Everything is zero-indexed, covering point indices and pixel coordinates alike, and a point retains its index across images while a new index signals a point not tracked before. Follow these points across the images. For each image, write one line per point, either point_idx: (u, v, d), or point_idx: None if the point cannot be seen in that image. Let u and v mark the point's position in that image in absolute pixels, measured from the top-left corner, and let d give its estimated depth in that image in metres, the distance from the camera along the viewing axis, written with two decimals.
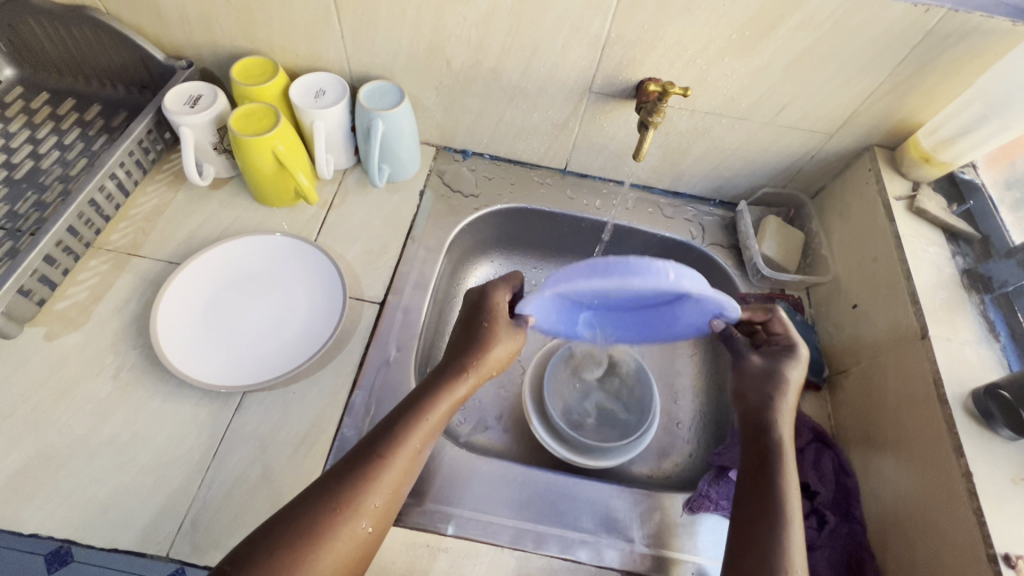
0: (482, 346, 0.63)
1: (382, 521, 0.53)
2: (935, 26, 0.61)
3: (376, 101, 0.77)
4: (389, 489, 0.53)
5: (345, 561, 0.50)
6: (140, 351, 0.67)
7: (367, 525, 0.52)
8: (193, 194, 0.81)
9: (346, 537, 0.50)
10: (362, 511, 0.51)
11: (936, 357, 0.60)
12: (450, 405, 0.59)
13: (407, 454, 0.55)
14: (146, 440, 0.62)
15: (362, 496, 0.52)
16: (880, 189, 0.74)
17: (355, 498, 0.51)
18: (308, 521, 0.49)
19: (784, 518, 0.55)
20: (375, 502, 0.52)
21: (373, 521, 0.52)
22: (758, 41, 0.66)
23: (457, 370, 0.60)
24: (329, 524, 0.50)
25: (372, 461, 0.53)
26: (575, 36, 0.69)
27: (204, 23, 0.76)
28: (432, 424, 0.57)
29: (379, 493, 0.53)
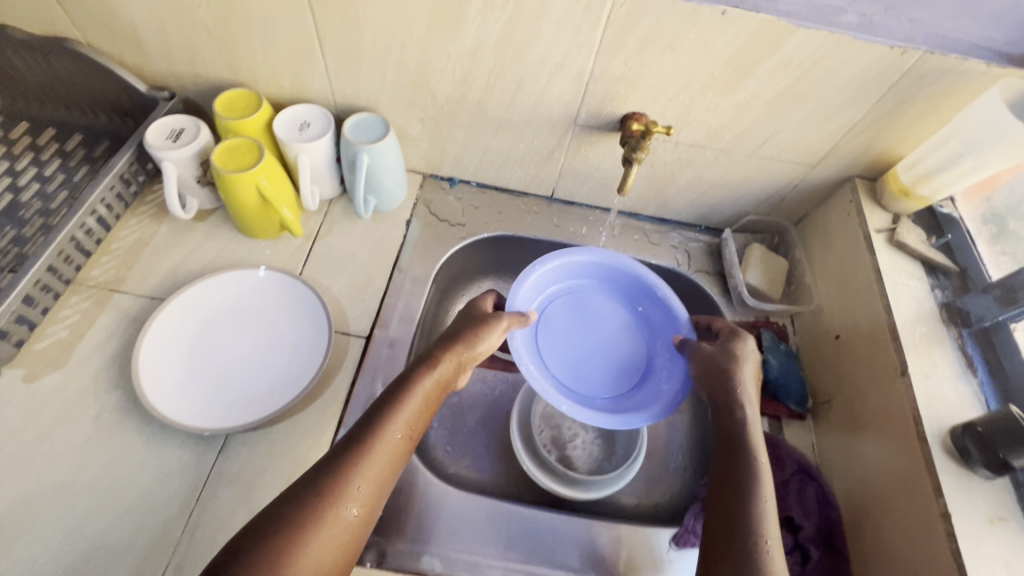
0: (464, 334, 0.66)
1: (369, 509, 0.53)
2: (912, 67, 0.62)
3: (360, 134, 0.77)
4: (375, 477, 0.54)
5: (334, 547, 0.50)
6: (121, 392, 0.66)
7: (353, 512, 0.52)
8: (176, 227, 0.81)
9: (332, 528, 0.50)
10: (346, 498, 0.51)
11: (915, 395, 0.61)
12: (428, 392, 0.60)
13: (389, 441, 0.56)
14: (128, 484, 0.61)
15: (344, 486, 0.52)
16: (861, 222, 0.75)
17: (337, 488, 0.51)
18: (293, 516, 0.49)
19: (755, 493, 0.57)
20: (361, 490, 0.52)
21: (361, 509, 0.52)
22: (739, 79, 0.66)
23: (430, 359, 0.63)
24: (315, 517, 0.50)
25: (353, 452, 0.54)
26: (559, 72, 0.69)
27: (187, 56, 0.76)
28: (413, 410, 0.59)
29: (362, 480, 0.53)
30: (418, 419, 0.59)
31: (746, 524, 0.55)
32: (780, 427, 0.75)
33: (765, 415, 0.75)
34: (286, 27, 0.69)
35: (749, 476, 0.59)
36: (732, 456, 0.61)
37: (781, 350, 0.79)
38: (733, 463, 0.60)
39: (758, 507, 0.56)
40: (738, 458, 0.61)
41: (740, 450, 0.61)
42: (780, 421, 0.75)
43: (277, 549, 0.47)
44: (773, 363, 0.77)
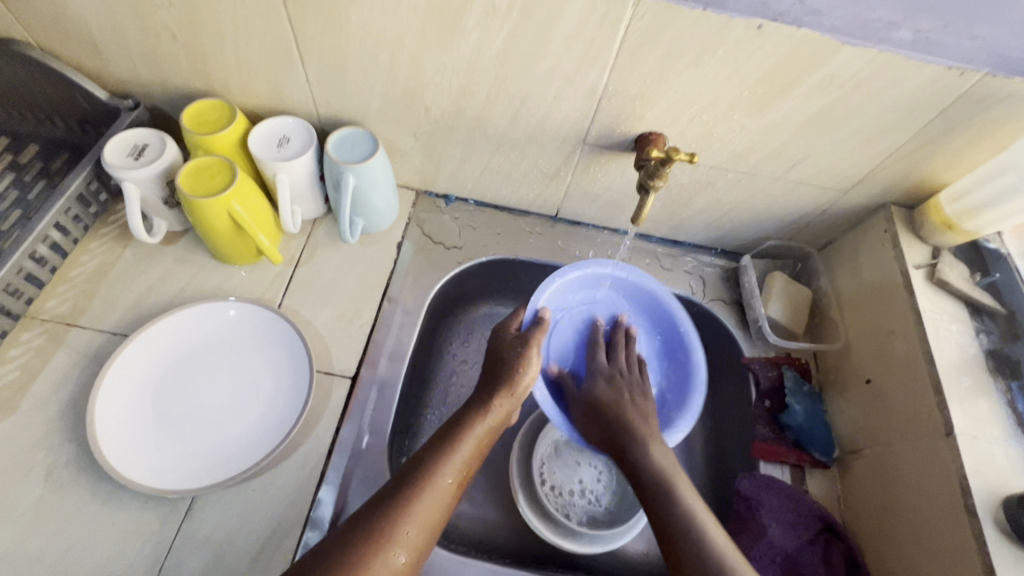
0: (508, 369, 0.65)
1: (417, 555, 0.52)
2: (970, 90, 0.55)
3: (346, 151, 0.69)
4: (426, 522, 0.53)
5: None
6: (76, 445, 0.59)
7: (402, 558, 0.50)
8: (142, 251, 0.73)
9: (379, 574, 0.48)
10: (394, 543, 0.50)
11: (963, 459, 0.55)
12: (479, 436, 0.61)
13: (441, 484, 0.55)
14: (82, 554, 0.55)
15: (394, 530, 0.51)
16: (897, 256, 0.68)
17: (387, 533, 0.50)
18: (339, 560, 0.48)
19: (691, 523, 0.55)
20: (410, 534, 0.51)
21: (409, 555, 0.51)
22: (772, 99, 0.59)
23: (483, 403, 0.63)
24: (363, 563, 0.48)
25: (402, 494, 0.53)
26: (569, 87, 0.62)
27: (150, 62, 0.67)
28: (465, 452, 0.58)
29: (414, 526, 0.52)
30: (469, 463, 0.59)
31: (684, 531, 0.55)
32: (803, 478, 0.68)
33: (787, 465, 0.69)
34: (258, 32, 0.61)
35: (661, 484, 0.59)
36: (628, 459, 0.64)
37: (804, 392, 0.74)
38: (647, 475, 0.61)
39: (683, 511, 0.56)
40: (650, 471, 0.61)
41: (631, 449, 0.64)
42: (804, 471, 0.69)
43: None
44: (797, 408, 0.72)
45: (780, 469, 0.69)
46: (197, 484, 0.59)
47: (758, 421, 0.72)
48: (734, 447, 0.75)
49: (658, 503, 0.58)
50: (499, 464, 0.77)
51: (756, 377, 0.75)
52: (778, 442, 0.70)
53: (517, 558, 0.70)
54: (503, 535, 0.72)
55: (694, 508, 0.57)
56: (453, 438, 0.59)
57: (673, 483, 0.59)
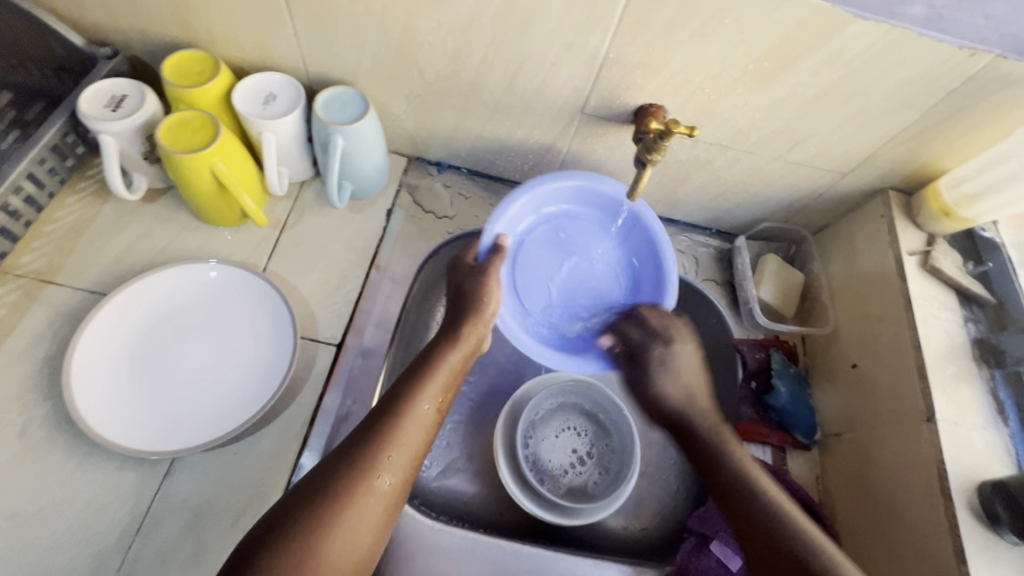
0: (474, 302, 0.65)
1: (402, 478, 0.53)
2: (979, 72, 0.53)
3: (335, 111, 0.66)
4: (407, 447, 0.54)
5: (374, 519, 0.50)
6: (53, 403, 0.58)
7: (387, 482, 0.51)
8: (122, 208, 0.70)
9: (368, 498, 0.50)
10: (378, 468, 0.51)
11: (942, 446, 0.55)
12: (452, 368, 0.61)
13: (419, 412, 0.56)
14: (59, 512, 0.54)
15: (378, 455, 0.52)
16: (892, 241, 0.68)
17: (370, 459, 0.51)
18: (327, 488, 0.49)
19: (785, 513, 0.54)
20: (392, 459, 0.52)
21: (395, 478, 0.52)
22: (776, 74, 0.57)
23: (452, 338, 0.63)
24: (350, 489, 0.49)
25: (384, 423, 0.54)
26: (568, 53, 0.59)
27: (129, 9, 0.63)
28: (439, 383, 0.59)
29: (396, 451, 0.53)
30: (444, 393, 0.60)
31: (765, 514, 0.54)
32: (784, 459, 0.69)
33: (769, 445, 0.70)
34: None
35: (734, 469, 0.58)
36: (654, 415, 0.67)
37: (790, 375, 0.73)
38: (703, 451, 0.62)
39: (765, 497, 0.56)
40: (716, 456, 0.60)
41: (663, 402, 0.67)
42: (785, 452, 0.70)
43: (316, 518, 0.47)
44: (783, 390, 0.71)
45: (762, 449, 0.70)
46: (176, 446, 0.58)
47: (742, 403, 0.72)
48: None
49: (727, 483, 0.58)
50: (483, 436, 0.78)
51: (744, 358, 0.74)
52: (762, 423, 0.71)
53: (498, 530, 0.71)
54: (485, 505, 0.73)
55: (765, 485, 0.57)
56: (424, 372, 0.59)
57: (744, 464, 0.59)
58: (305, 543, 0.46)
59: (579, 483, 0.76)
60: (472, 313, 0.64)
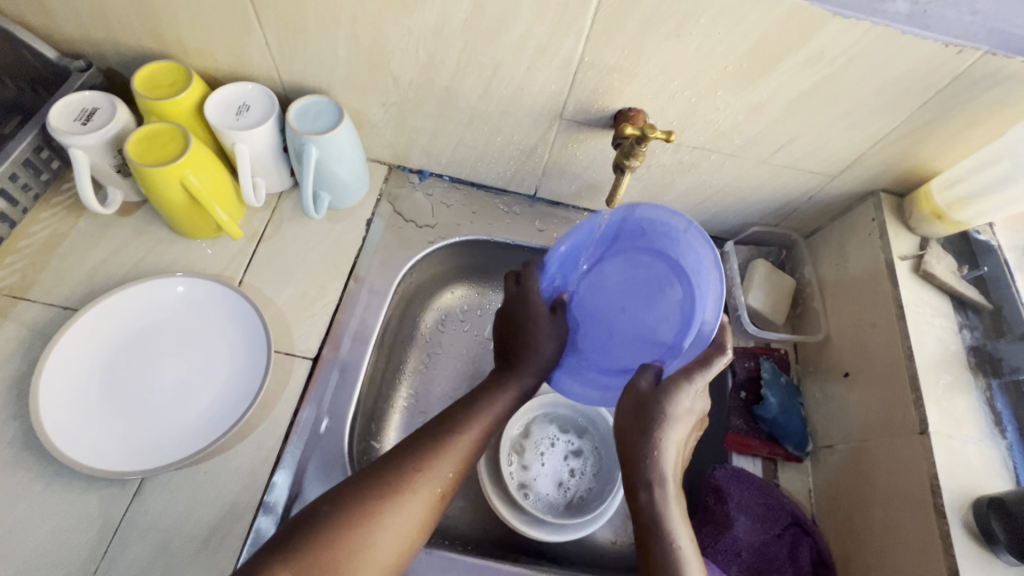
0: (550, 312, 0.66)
1: (451, 482, 0.54)
2: (967, 70, 0.51)
3: (308, 121, 0.65)
4: (462, 454, 0.55)
5: (415, 518, 0.50)
6: (21, 423, 0.57)
7: (439, 483, 0.52)
8: (96, 222, 0.70)
9: (417, 494, 0.51)
10: (438, 458, 0.53)
11: (935, 460, 0.53)
12: (514, 388, 0.62)
13: (483, 417, 0.58)
14: (25, 534, 0.53)
15: (433, 454, 0.53)
16: (883, 246, 0.66)
17: (423, 457, 0.53)
18: (390, 468, 0.52)
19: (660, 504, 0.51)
20: (453, 455, 0.54)
21: (452, 474, 0.53)
22: (757, 75, 0.55)
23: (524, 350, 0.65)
24: (398, 484, 0.51)
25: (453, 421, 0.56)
26: (542, 57, 0.58)
27: (100, 21, 0.62)
28: (504, 399, 0.60)
29: (451, 454, 0.54)
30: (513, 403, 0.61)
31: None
32: (774, 471, 0.67)
33: (759, 458, 0.68)
34: None
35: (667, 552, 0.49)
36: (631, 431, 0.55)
37: (780, 384, 0.71)
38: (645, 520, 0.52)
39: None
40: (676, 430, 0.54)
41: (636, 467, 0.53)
42: (776, 464, 0.68)
43: (377, 492, 0.50)
44: (772, 401, 0.69)
45: (752, 462, 0.68)
46: (146, 466, 0.57)
47: (732, 413, 0.70)
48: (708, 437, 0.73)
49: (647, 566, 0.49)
50: None
51: (733, 367, 0.72)
52: (752, 434, 0.69)
53: (481, 546, 0.69)
54: (468, 520, 0.71)
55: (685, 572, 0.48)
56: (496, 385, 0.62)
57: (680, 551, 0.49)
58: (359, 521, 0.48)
59: (566, 499, 0.74)
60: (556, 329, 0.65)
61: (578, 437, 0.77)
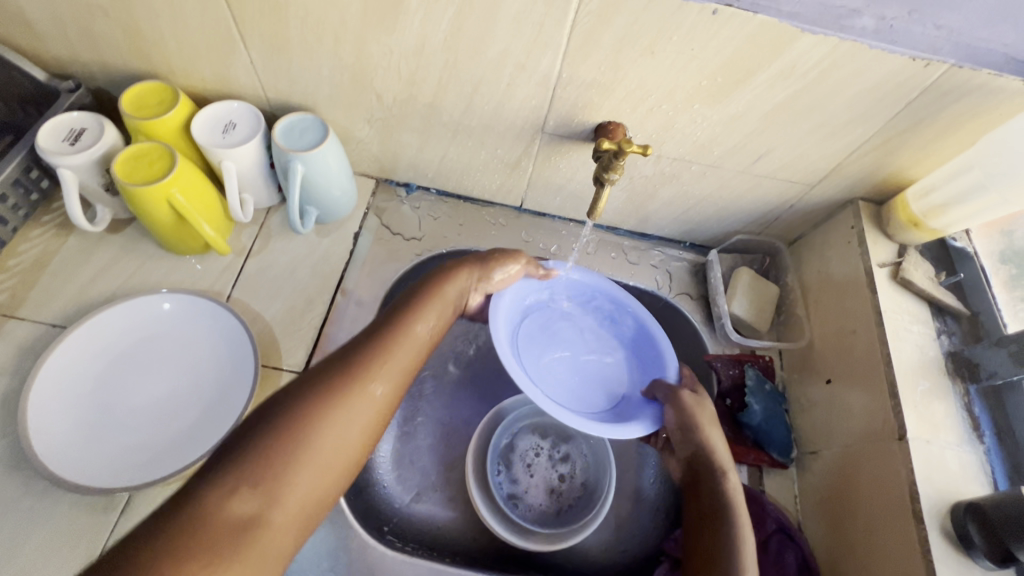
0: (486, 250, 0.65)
1: (370, 428, 0.49)
2: (935, 82, 0.52)
3: (294, 138, 0.66)
4: (383, 397, 0.50)
5: (331, 468, 0.45)
6: (10, 441, 0.58)
7: (357, 425, 0.47)
8: (86, 240, 0.70)
9: (331, 438, 0.46)
10: (371, 376, 0.50)
11: (914, 465, 0.54)
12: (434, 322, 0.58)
13: (415, 333, 0.55)
14: (12, 551, 0.54)
15: (347, 398, 0.48)
16: (862, 253, 0.67)
17: (337, 400, 0.47)
18: (318, 388, 0.47)
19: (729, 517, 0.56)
20: (387, 372, 0.51)
21: (387, 389, 0.51)
22: (731, 89, 0.56)
23: (447, 268, 0.63)
24: (308, 430, 0.45)
25: (377, 339, 0.53)
26: (521, 74, 0.59)
27: (88, 43, 0.63)
28: (421, 339, 0.56)
29: (370, 398, 0.49)
30: (439, 319, 0.59)
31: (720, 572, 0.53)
32: (760, 478, 0.68)
33: (746, 465, 0.68)
34: (194, 10, 0.57)
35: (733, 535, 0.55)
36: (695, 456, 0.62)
37: (764, 391, 0.71)
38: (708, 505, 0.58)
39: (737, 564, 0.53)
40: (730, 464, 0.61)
41: (702, 470, 0.61)
42: (761, 471, 0.68)
43: (329, 394, 0.47)
44: (756, 408, 0.69)
45: (738, 469, 0.68)
46: (132, 482, 0.57)
47: (718, 421, 0.71)
48: None
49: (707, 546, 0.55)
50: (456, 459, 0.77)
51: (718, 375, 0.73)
52: (737, 442, 0.69)
53: (470, 556, 0.69)
54: (457, 532, 0.71)
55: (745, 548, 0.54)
56: (422, 295, 0.59)
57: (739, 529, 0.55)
58: (317, 427, 0.45)
59: (556, 506, 0.75)
60: (481, 264, 0.65)
61: (562, 441, 0.79)
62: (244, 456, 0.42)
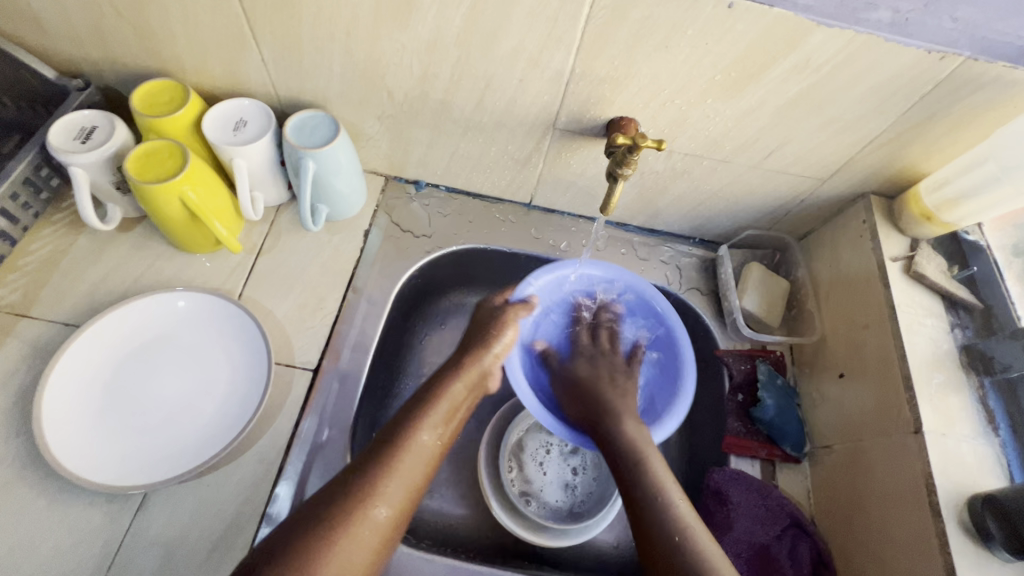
0: (485, 335, 0.67)
1: (399, 511, 0.53)
2: (950, 75, 0.52)
3: (305, 135, 0.66)
4: (408, 479, 0.54)
5: (362, 555, 0.49)
6: (25, 440, 0.58)
7: (385, 512, 0.51)
8: (97, 238, 0.70)
9: (362, 528, 0.50)
10: (376, 498, 0.51)
11: (930, 458, 0.54)
12: (453, 396, 0.62)
13: (420, 444, 0.57)
14: (29, 550, 0.54)
15: (376, 486, 0.52)
16: (874, 248, 0.67)
17: (367, 490, 0.51)
18: (325, 515, 0.49)
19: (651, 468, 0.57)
20: (392, 491, 0.52)
21: (391, 509, 0.52)
22: (745, 83, 0.56)
23: (457, 367, 0.64)
24: (341, 524, 0.49)
25: (385, 453, 0.54)
26: (534, 69, 0.59)
27: (98, 41, 0.63)
28: (441, 412, 0.60)
29: (396, 482, 0.53)
30: (446, 424, 0.60)
31: (661, 530, 0.52)
32: (773, 472, 0.68)
33: (758, 459, 0.68)
34: (205, 8, 0.57)
35: (648, 484, 0.55)
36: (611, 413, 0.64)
37: (777, 386, 0.71)
38: (622, 465, 0.58)
39: (671, 514, 0.53)
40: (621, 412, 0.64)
41: (608, 427, 0.62)
42: (774, 465, 0.68)
43: (358, 485, 0.52)
44: (769, 402, 0.69)
45: (751, 463, 0.68)
46: (148, 480, 0.57)
47: (730, 416, 0.71)
48: (706, 439, 0.74)
49: (635, 500, 0.55)
50: (468, 456, 0.77)
51: (729, 370, 0.73)
52: (750, 437, 0.69)
53: (482, 553, 0.69)
54: (470, 528, 0.71)
55: (670, 500, 0.54)
56: (429, 401, 0.60)
57: (660, 482, 0.55)
58: (346, 522, 0.49)
59: (567, 504, 0.75)
60: (480, 346, 0.66)
61: None
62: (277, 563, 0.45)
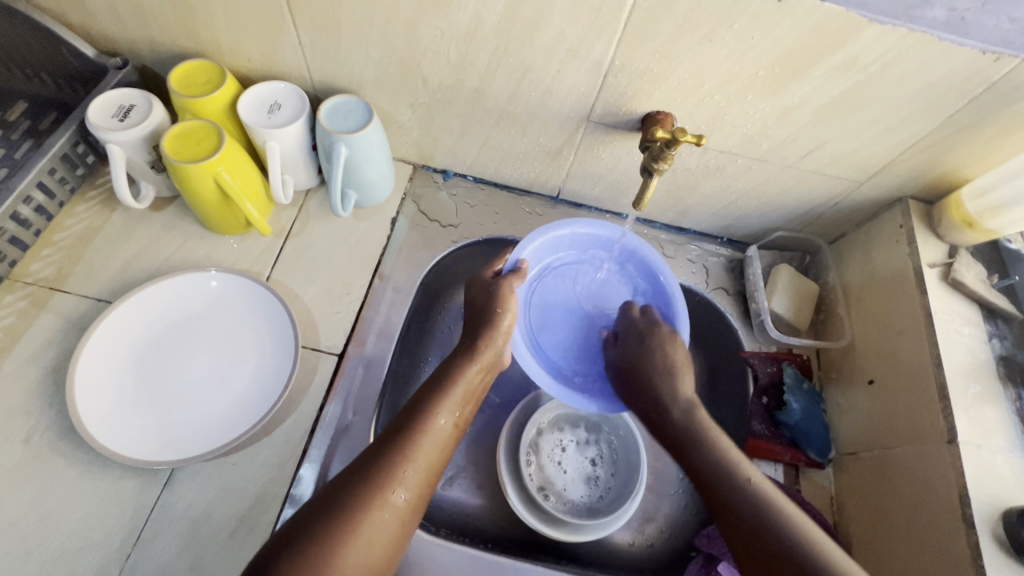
0: (490, 315, 0.65)
1: (418, 495, 0.53)
2: (1002, 78, 0.51)
3: (339, 120, 0.66)
4: (425, 463, 0.54)
5: (384, 538, 0.49)
6: (58, 412, 0.59)
7: (403, 497, 0.51)
8: (130, 217, 0.71)
9: (382, 513, 0.50)
10: (394, 484, 0.51)
11: (962, 468, 0.53)
12: (470, 378, 0.62)
13: (437, 427, 0.57)
14: (59, 520, 0.54)
15: (394, 471, 0.52)
16: (910, 252, 0.65)
17: (386, 475, 0.51)
18: (343, 505, 0.49)
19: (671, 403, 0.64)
20: (410, 475, 0.52)
21: (410, 493, 0.52)
22: (788, 81, 0.55)
23: (471, 350, 0.64)
24: (363, 508, 0.49)
25: (402, 439, 0.54)
26: (573, 60, 0.58)
27: (138, 19, 0.63)
28: (456, 396, 0.60)
29: (414, 467, 0.53)
30: (462, 406, 0.61)
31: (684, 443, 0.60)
32: (796, 477, 0.67)
33: (781, 463, 0.68)
34: None
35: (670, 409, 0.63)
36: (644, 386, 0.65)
37: (803, 390, 0.71)
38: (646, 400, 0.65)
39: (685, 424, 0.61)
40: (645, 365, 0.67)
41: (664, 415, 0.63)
42: (797, 470, 0.67)
43: (376, 470, 0.52)
44: (795, 407, 0.69)
45: (773, 467, 0.68)
46: (173, 456, 0.58)
47: (754, 418, 0.70)
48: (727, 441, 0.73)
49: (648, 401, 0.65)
50: (485, 449, 0.76)
51: (754, 372, 0.72)
52: (774, 440, 0.68)
53: (500, 545, 0.69)
54: (487, 520, 0.72)
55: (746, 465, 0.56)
56: (446, 383, 0.61)
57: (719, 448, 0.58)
58: (366, 508, 0.49)
59: (585, 500, 0.74)
60: (490, 327, 0.65)
61: (591, 432, 0.79)
62: (302, 548, 0.46)
